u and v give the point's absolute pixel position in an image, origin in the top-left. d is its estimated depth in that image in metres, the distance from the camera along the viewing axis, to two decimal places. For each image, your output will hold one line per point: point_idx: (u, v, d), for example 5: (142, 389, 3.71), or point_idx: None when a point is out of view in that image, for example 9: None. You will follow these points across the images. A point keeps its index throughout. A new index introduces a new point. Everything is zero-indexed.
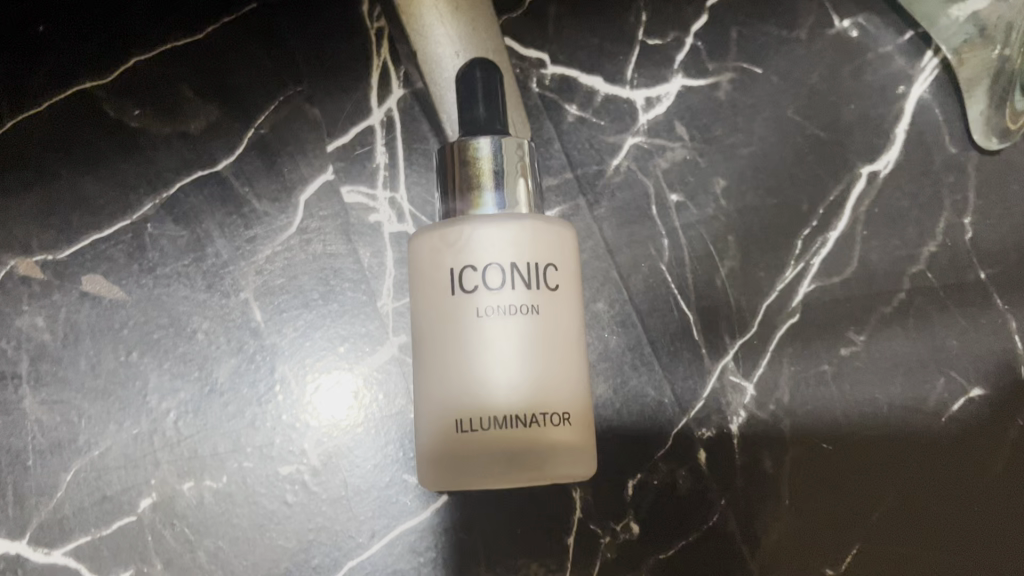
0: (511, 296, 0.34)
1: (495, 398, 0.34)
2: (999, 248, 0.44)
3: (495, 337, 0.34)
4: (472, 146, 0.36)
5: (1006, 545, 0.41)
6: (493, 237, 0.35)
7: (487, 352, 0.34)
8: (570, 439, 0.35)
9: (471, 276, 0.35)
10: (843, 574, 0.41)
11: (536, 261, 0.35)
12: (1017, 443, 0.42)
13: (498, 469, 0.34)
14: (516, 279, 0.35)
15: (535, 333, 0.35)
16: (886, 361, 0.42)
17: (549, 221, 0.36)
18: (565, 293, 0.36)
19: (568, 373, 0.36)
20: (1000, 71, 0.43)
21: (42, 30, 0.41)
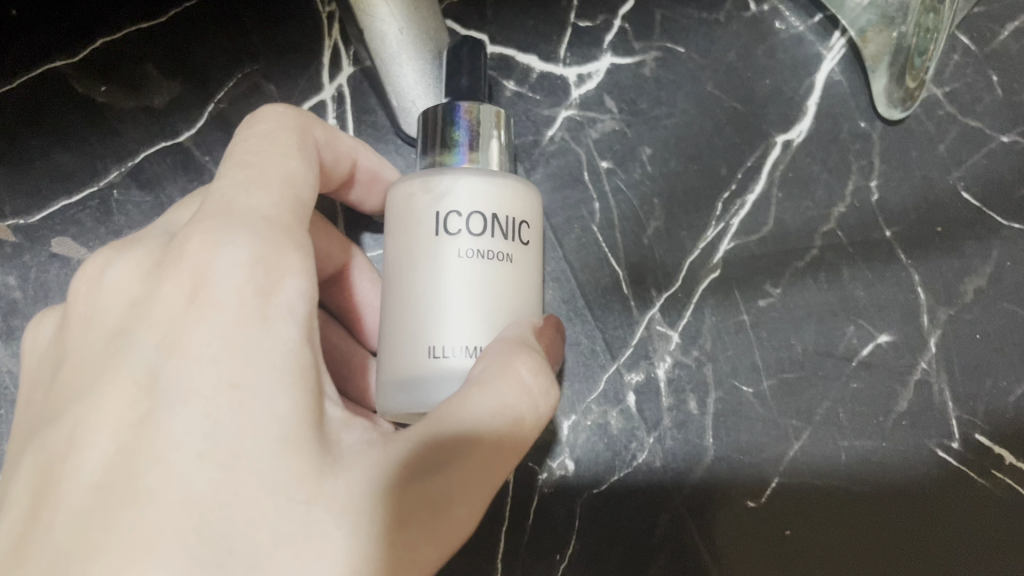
0: (490, 243, 0.34)
1: (469, 334, 0.33)
2: (901, 208, 0.48)
3: (473, 280, 0.33)
4: (469, 107, 0.36)
5: (909, 474, 0.45)
6: (478, 188, 0.34)
7: (459, 288, 0.33)
8: None
9: (454, 221, 0.34)
10: (762, 504, 0.45)
11: (515, 216, 0.35)
12: (917, 382, 0.46)
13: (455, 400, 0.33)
14: (498, 229, 0.34)
15: (504, 278, 0.34)
16: (799, 310, 0.46)
17: (527, 188, 0.36)
18: (532, 251, 0.36)
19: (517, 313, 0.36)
20: (899, 47, 0.47)
21: (15, 14, 0.44)
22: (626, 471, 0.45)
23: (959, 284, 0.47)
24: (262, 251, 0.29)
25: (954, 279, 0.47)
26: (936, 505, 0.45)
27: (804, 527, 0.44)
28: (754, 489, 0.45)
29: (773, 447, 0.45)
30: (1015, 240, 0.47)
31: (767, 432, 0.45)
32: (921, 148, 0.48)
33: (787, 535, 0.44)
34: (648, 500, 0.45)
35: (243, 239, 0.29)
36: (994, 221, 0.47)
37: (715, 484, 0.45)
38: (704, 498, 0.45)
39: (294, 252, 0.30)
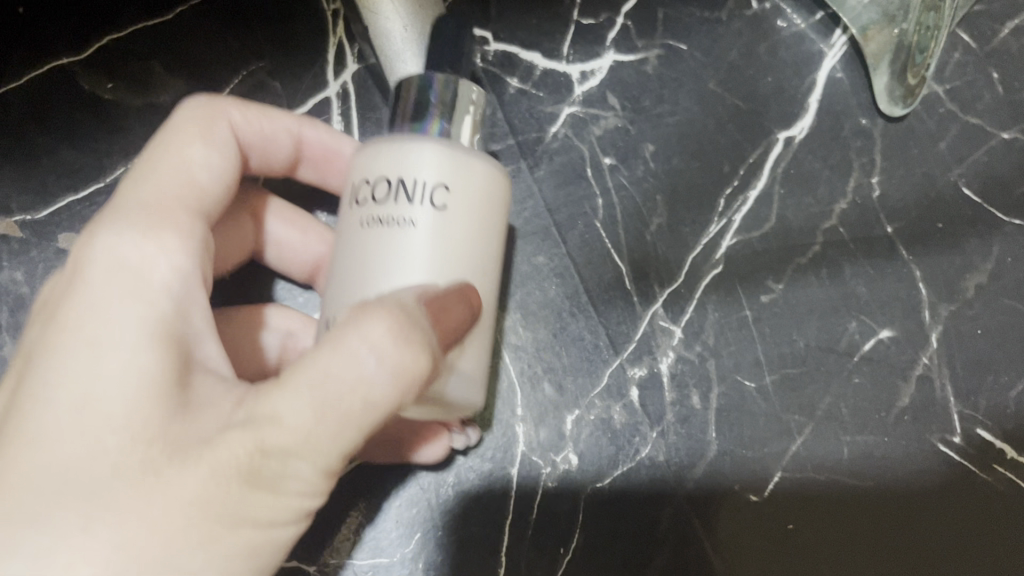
0: (391, 209, 0.32)
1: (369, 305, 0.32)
2: (903, 206, 0.48)
3: (372, 249, 0.32)
4: (441, 79, 0.35)
5: (914, 468, 0.45)
6: (390, 152, 0.33)
7: (362, 258, 0.32)
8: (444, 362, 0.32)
9: (363, 189, 0.33)
10: (765, 499, 0.45)
11: (425, 179, 0.32)
12: (919, 377, 0.46)
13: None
14: (402, 197, 0.32)
15: (406, 248, 0.32)
16: (802, 306, 0.46)
17: (455, 154, 0.33)
18: (458, 218, 0.33)
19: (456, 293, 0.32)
20: (900, 45, 0.48)
21: (22, 12, 0.44)
22: (629, 465, 0.46)
23: (960, 280, 0.47)
24: (135, 226, 0.32)
25: (955, 275, 0.47)
26: (940, 500, 0.45)
27: (808, 522, 0.44)
28: (757, 485, 0.45)
29: (776, 442, 0.45)
30: (1016, 236, 0.48)
31: (769, 427, 0.45)
32: (921, 145, 0.48)
33: (791, 531, 0.44)
34: (651, 495, 0.45)
35: (121, 219, 0.32)
36: (995, 217, 0.48)
37: (718, 480, 0.45)
38: (707, 495, 0.45)
39: (168, 231, 0.32)
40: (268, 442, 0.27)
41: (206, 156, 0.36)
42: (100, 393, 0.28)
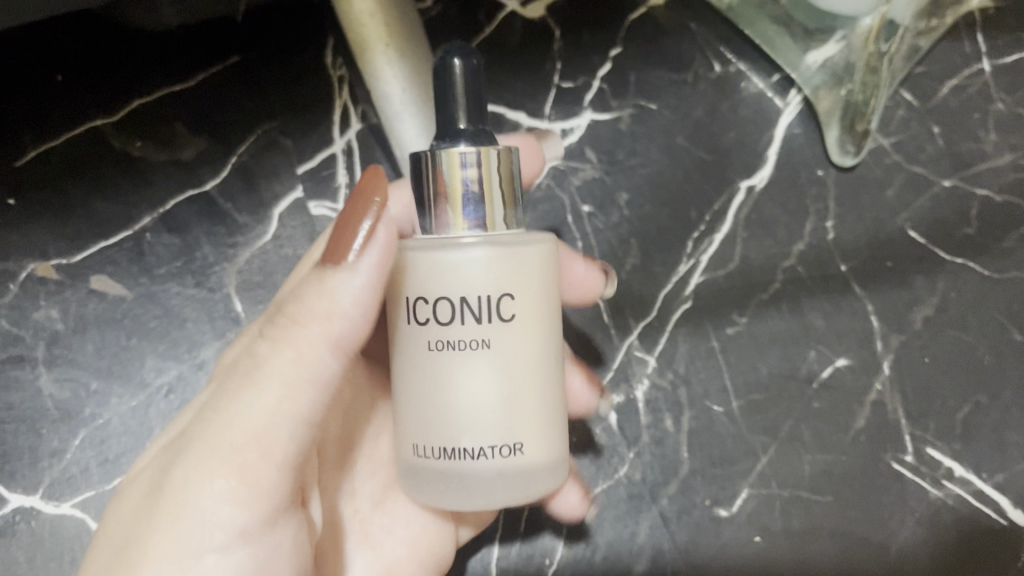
0: (462, 330, 0.32)
1: (472, 424, 0.32)
2: (856, 245, 0.53)
3: (455, 378, 0.32)
4: (447, 159, 0.33)
5: (876, 483, 0.50)
6: (445, 266, 0.32)
7: (433, 377, 0.32)
8: (533, 461, 0.33)
9: (423, 309, 0.32)
10: (733, 514, 0.49)
11: (490, 292, 0.32)
12: (874, 401, 0.51)
13: (462, 495, 0.33)
14: (465, 312, 0.32)
15: (485, 369, 0.32)
16: (765, 337, 0.51)
17: (509, 254, 0.32)
18: (526, 320, 0.33)
19: (531, 380, 0.33)
20: (848, 105, 0.53)
21: (60, 78, 0.49)
22: (608, 482, 0.50)
23: (909, 313, 0.52)
24: None
25: (903, 310, 0.52)
26: (897, 511, 0.49)
27: (773, 535, 0.49)
28: (724, 500, 0.49)
29: (742, 461, 0.49)
30: (956, 275, 0.53)
31: (737, 447, 0.50)
32: (871, 195, 0.54)
33: (757, 542, 0.49)
34: (627, 510, 0.50)
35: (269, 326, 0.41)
36: (940, 257, 0.53)
37: (690, 495, 0.49)
38: (679, 512, 0.49)
39: None
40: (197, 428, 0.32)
41: None
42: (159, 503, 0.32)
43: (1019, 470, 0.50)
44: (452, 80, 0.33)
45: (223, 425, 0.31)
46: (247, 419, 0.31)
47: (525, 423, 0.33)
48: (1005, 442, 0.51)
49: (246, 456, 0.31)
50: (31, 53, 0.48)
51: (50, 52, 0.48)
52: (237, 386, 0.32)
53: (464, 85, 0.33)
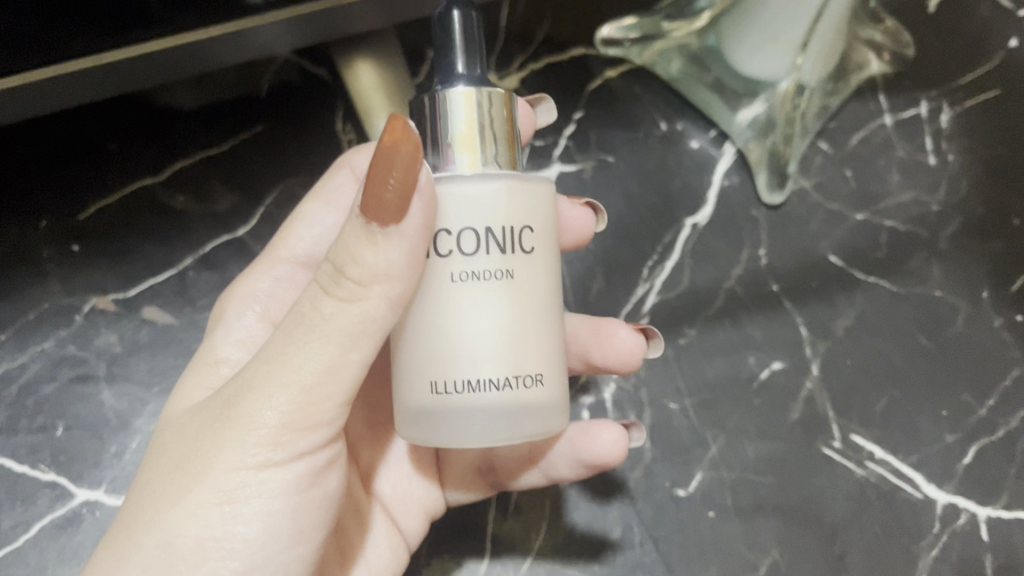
0: (485, 261, 0.37)
1: (483, 355, 0.37)
2: (785, 269, 0.63)
3: (473, 307, 0.37)
4: (450, 101, 0.37)
5: (809, 466, 0.58)
6: (466, 197, 0.36)
7: (458, 309, 0.37)
8: (541, 399, 0.38)
9: (446, 240, 0.37)
10: (689, 494, 0.57)
11: (509, 224, 0.37)
12: (806, 397, 0.60)
13: (489, 428, 0.37)
14: (490, 243, 0.37)
15: (504, 296, 0.37)
16: (711, 346, 0.61)
17: (523, 185, 0.37)
18: (540, 255, 0.38)
19: (539, 321, 0.38)
20: (773, 151, 0.64)
21: (116, 147, 0.59)
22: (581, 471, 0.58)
23: (833, 323, 0.62)
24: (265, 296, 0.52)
25: (827, 320, 0.62)
26: (828, 490, 0.58)
27: (724, 511, 0.57)
28: (682, 482, 0.58)
29: (695, 450, 0.58)
30: (871, 292, 0.63)
31: (691, 438, 0.59)
32: (797, 227, 0.64)
33: (710, 516, 0.57)
34: (600, 494, 0.58)
35: (261, 278, 0.52)
36: (854, 276, 0.63)
37: (652, 480, 0.58)
38: (644, 493, 0.58)
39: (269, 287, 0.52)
40: (255, 378, 0.37)
41: (319, 220, 0.54)
42: (193, 439, 0.39)
43: (927, 449, 0.59)
44: (447, 30, 0.38)
45: (289, 364, 0.36)
46: (314, 366, 0.36)
47: (528, 357, 0.38)
48: (917, 428, 0.60)
49: (311, 397, 0.37)
50: (90, 126, 0.59)
51: (106, 126, 0.59)
52: (304, 333, 0.36)
53: (462, 36, 0.38)
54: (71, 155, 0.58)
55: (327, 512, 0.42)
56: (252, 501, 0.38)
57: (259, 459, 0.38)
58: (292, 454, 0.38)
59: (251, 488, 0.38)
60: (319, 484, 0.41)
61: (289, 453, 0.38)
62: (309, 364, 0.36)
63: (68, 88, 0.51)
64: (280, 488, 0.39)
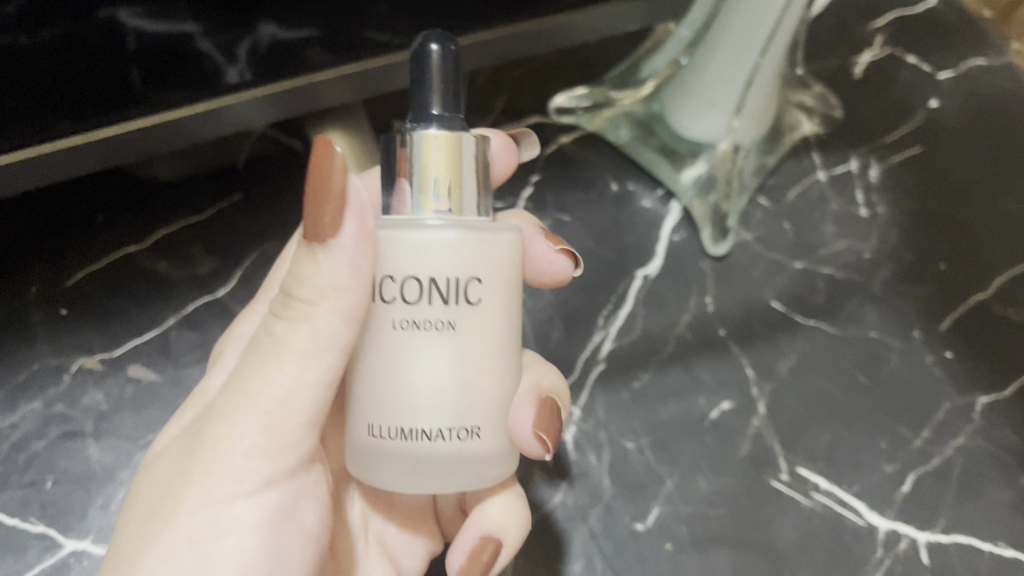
0: (427, 311, 0.37)
1: (422, 403, 0.38)
2: (731, 314, 0.68)
3: (412, 356, 0.38)
4: (421, 139, 0.38)
5: (759, 498, 0.62)
6: (411, 246, 0.37)
7: (401, 355, 0.38)
8: (478, 452, 0.39)
9: (390, 287, 0.38)
10: (648, 527, 0.61)
11: (456, 276, 0.37)
12: (754, 433, 0.64)
13: (418, 475, 0.38)
14: (434, 295, 0.37)
15: (444, 346, 0.38)
16: (664, 388, 0.65)
17: (475, 236, 0.38)
18: (490, 305, 0.38)
19: (483, 374, 0.39)
20: (713, 208, 0.70)
21: (103, 218, 0.63)
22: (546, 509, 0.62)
23: (777, 364, 0.66)
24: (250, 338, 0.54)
25: (771, 361, 0.66)
26: (778, 519, 0.62)
27: (681, 542, 0.61)
28: (641, 516, 0.61)
29: (652, 486, 0.62)
30: (811, 334, 0.68)
31: (647, 475, 0.62)
32: (741, 276, 0.69)
33: (668, 547, 0.60)
34: (565, 530, 0.61)
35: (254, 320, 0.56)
36: (796, 320, 0.68)
37: (613, 516, 0.61)
38: (605, 528, 0.61)
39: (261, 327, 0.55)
40: (224, 406, 0.41)
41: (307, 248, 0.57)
42: (165, 478, 0.42)
43: (869, 479, 0.63)
44: (427, 65, 0.39)
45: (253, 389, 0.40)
46: (271, 386, 0.39)
47: (467, 412, 0.38)
48: (859, 459, 0.64)
49: (274, 417, 0.40)
50: (80, 201, 0.63)
51: (94, 201, 0.64)
52: (263, 356, 0.40)
53: (439, 76, 0.39)
54: (56, 227, 0.63)
55: (300, 556, 0.44)
56: (226, 538, 0.40)
57: (233, 488, 0.40)
58: (261, 481, 0.41)
59: (222, 524, 0.40)
60: (281, 523, 0.43)
61: (256, 479, 0.41)
62: (269, 387, 0.39)
63: (52, 163, 0.55)
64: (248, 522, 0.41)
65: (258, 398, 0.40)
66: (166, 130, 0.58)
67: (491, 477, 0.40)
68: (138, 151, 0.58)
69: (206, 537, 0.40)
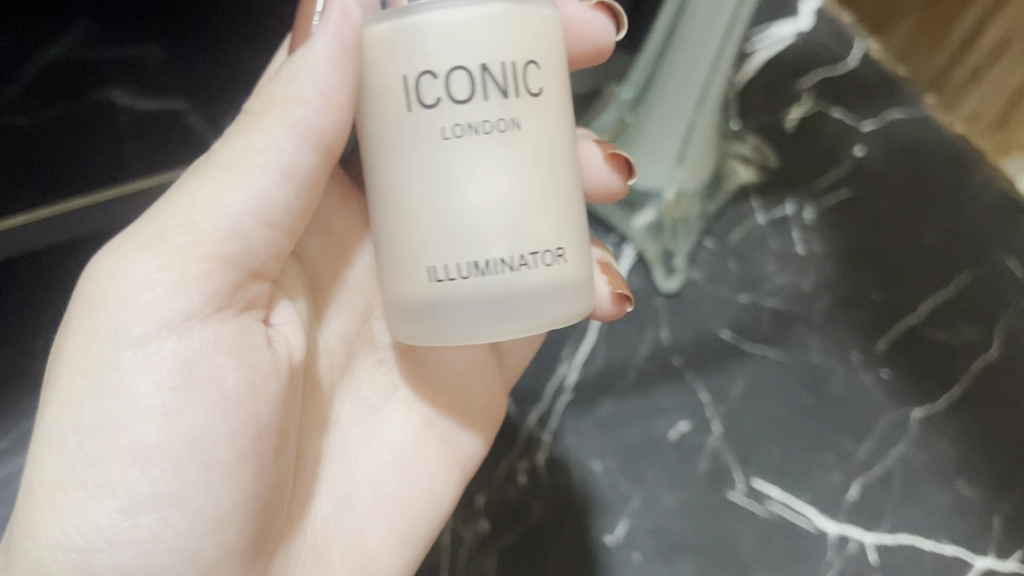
0: (485, 112, 0.39)
1: (492, 214, 0.40)
2: (684, 345, 0.74)
3: (471, 157, 0.40)
4: None
5: (719, 509, 0.67)
6: (455, 38, 0.39)
7: (456, 168, 0.40)
8: (563, 272, 0.42)
9: (435, 91, 0.39)
10: (617, 539, 0.66)
11: (506, 66, 0.39)
12: (711, 451, 0.70)
13: (508, 313, 0.41)
14: (490, 88, 0.39)
15: (504, 144, 0.40)
16: (626, 413, 0.71)
17: (516, 12, 0.40)
18: (542, 98, 0.41)
19: (549, 181, 0.41)
20: (662, 253, 0.77)
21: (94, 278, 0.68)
22: (524, 527, 0.66)
23: (728, 388, 0.72)
24: None
25: (722, 387, 0.72)
26: (736, 527, 0.67)
27: (648, 552, 0.66)
28: (610, 530, 0.66)
29: (618, 503, 0.67)
30: (759, 361, 0.74)
31: (614, 492, 0.68)
32: (692, 310, 0.76)
33: (636, 558, 0.66)
34: (543, 544, 0.65)
35: None
36: (743, 347, 0.74)
37: (585, 531, 0.66)
38: (579, 542, 0.66)
39: None
40: (137, 229, 0.42)
41: None
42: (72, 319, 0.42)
43: (819, 489, 0.69)
44: None
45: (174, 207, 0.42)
46: (185, 209, 0.42)
47: (539, 219, 0.41)
48: (809, 470, 0.70)
49: (166, 241, 0.41)
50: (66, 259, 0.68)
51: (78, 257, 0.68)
52: (187, 183, 0.43)
53: None
54: (48, 293, 0.68)
55: (236, 423, 0.43)
56: (114, 402, 0.40)
57: (166, 315, 0.41)
58: (168, 318, 0.41)
59: (139, 358, 0.40)
60: (210, 371, 0.42)
61: (184, 309, 0.41)
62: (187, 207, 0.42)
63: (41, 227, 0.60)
64: (180, 360, 0.41)
65: (164, 225, 0.41)
66: (147, 197, 0.62)
67: (579, 304, 0.43)
68: (121, 219, 0.63)
69: (89, 403, 0.40)
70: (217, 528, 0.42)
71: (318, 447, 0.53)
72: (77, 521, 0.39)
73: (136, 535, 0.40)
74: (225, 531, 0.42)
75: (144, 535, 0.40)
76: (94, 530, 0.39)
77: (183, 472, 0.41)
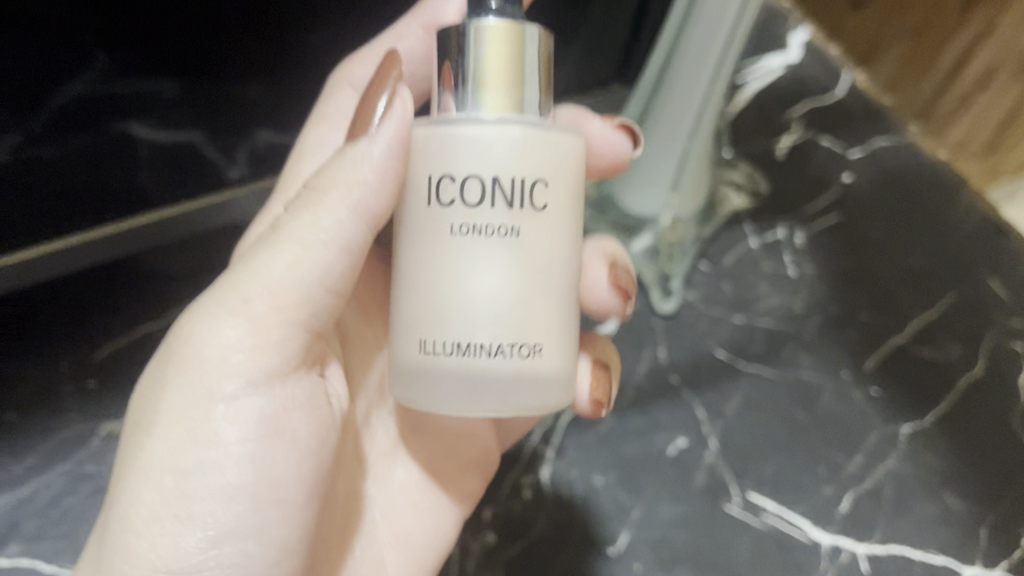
0: (491, 215, 0.42)
1: (482, 305, 0.42)
2: (680, 364, 0.77)
3: (471, 254, 0.42)
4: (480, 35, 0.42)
5: (715, 520, 0.70)
6: (477, 147, 0.42)
7: (460, 262, 0.42)
8: (540, 367, 0.44)
9: (450, 191, 0.42)
10: (618, 550, 0.69)
11: (517, 180, 0.42)
12: (707, 465, 0.72)
13: (476, 394, 0.43)
14: (497, 197, 0.42)
15: (504, 247, 0.42)
16: (625, 429, 0.74)
17: (532, 136, 0.42)
18: (550, 211, 0.43)
19: (541, 288, 0.43)
20: (658, 275, 0.81)
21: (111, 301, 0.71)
22: (528, 538, 0.69)
23: (723, 404, 0.75)
24: None
25: (718, 403, 0.75)
26: (732, 538, 0.69)
27: (647, 563, 0.68)
28: (611, 541, 0.69)
29: (618, 515, 0.70)
30: (752, 378, 0.77)
31: (615, 504, 0.70)
32: (688, 331, 0.79)
33: (636, 568, 0.68)
34: (546, 555, 0.68)
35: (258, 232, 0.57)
36: (738, 365, 0.77)
37: (587, 542, 0.69)
38: (581, 552, 0.68)
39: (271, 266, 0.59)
40: (220, 294, 0.45)
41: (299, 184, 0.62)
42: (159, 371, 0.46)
43: (811, 501, 0.72)
44: None
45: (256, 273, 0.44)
46: (263, 274, 0.44)
47: (527, 319, 0.43)
48: (801, 482, 0.72)
49: (251, 308, 0.44)
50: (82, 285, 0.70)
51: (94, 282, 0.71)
52: (265, 247, 0.45)
53: None
54: (66, 316, 0.70)
55: (305, 468, 0.47)
56: (208, 449, 0.44)
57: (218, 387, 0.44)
58: (242, 383, 0.45)
59: (202, 420, 0.44)
60: (276, 428, 0.46)
61: (248, 379, 0.45)
62: (266, 276, 0.44)
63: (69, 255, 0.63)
64: (250, 426, 0.45)
65: (248, 292, 0.44)
66: (177, 223, 0.67)
67: (551, 400, 0.45)
68: (147, 243, 0.67)
69: (181, 450, 0.43)
70: (284, 560, 0.46)
71: (351, 484, 0.56)
72: (173, 554, 0.43)
73: (221, 561, 0.44)
74: (292, 560, 0.47)
75: (226, 562, 0.44)
76: (185, 556, 0.43)
77: (263, 510, 0.45)
